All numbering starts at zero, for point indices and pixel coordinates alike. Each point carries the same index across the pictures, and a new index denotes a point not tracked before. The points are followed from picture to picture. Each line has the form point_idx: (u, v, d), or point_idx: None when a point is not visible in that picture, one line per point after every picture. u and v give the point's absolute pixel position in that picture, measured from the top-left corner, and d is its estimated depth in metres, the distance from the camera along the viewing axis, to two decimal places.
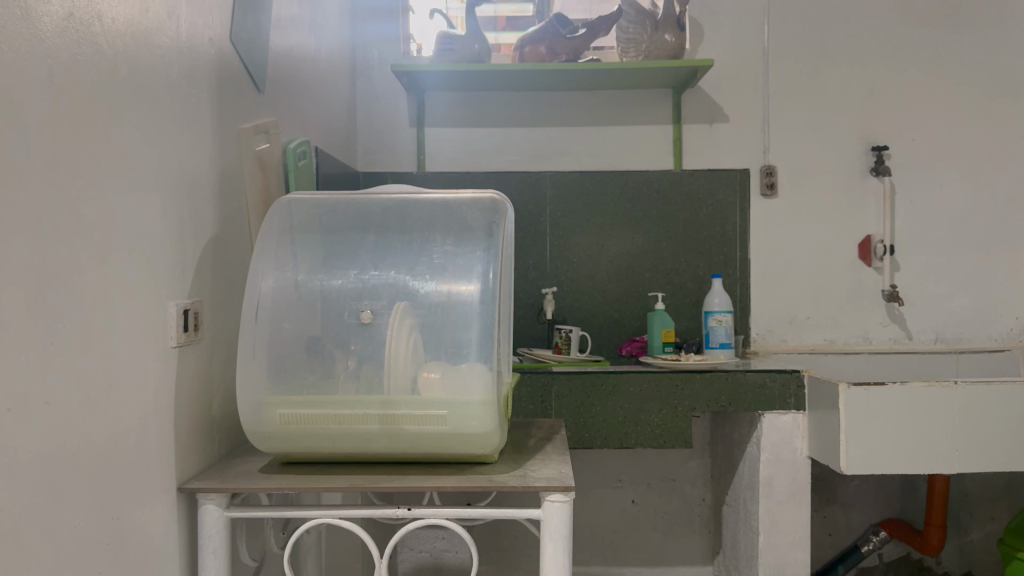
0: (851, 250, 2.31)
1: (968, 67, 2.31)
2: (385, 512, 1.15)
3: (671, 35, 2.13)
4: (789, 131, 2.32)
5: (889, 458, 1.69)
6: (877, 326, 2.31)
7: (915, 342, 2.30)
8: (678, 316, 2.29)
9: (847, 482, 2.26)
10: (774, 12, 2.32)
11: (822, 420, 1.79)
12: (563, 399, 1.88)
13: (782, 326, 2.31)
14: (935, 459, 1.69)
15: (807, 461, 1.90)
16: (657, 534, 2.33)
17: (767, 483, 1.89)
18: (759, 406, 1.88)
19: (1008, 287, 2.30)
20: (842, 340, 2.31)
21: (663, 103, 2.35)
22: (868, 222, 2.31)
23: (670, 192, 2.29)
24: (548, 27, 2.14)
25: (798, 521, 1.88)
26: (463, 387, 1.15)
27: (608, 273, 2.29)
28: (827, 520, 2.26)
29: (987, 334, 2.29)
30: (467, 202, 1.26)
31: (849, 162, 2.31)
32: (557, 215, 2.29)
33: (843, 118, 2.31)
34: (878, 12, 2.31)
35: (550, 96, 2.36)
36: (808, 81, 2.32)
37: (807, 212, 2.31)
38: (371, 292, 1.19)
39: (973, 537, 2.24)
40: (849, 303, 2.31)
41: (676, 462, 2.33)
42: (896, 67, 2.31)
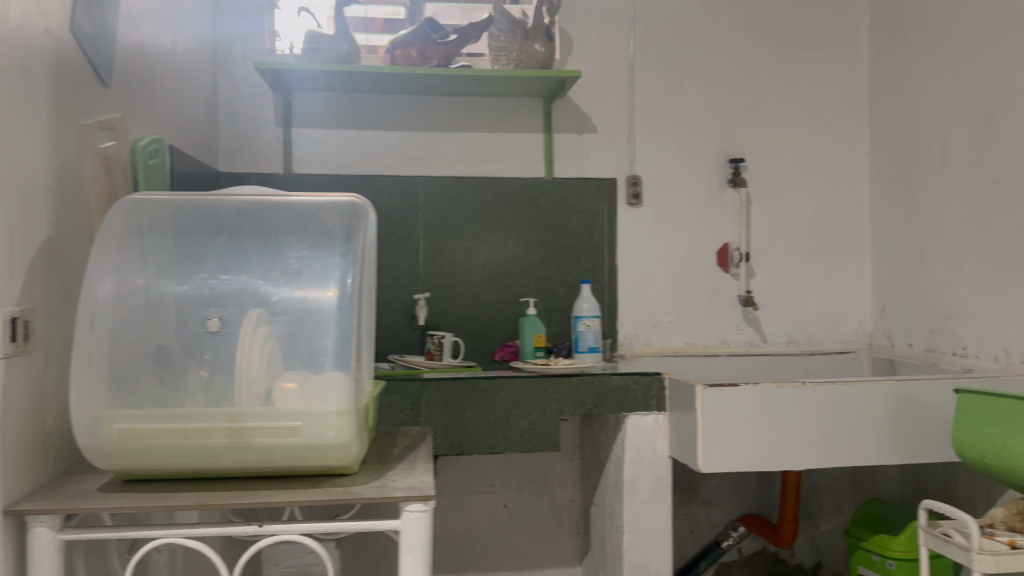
0: (711, 258, 2.42)
1: (816, 87, 2.46)
2: (236, 530, 1.10)
3: (541, 45, 2.16)
4: (653, 142, 2.40)
5: (743, 455, 1.77)
6: (734, 330, 2.42)
7: (769, 344, 2.43)
8: (549, 321, 2.32)
9: (708, 480, 2.35)
10: (639, 28, 2.39)
11: (681, 420, 1.86)
12: (433, 406, 1.86)
13: (647, 330, 2.39)
14: (785, 456, 1.78)
15: (668, 461, 1.96)
16: (528, 537, 2.35)
17: (631, 483, 1.95)
18: (623, 407, 1.94)
19: (852, 292, 2.46)
20: (702, 343, 2.41)
21: (534, 112, 2.37)
22: (726, 232, 2.42)
23: (541, 199, 2.32)
24: (419, 31, 2.14)
25: (658, 518, 1.95)
26: (319, 397, 1.12)
27: (480, 279, 2.29)
28: (689, 517, 2.35)
29: (834, 337, 2.45)
30: (325, 205, 1.23)
31: (709, 174, 2.42)
32: (430, 220, 2.28)
33: (703, 130, 2.42)
34: (735, 32, 2.43)
35: (421, 100, 2.34)
36: (671, 95, 2.40)
37: (671, 220, 2.40)
38: (220, 299, 1.14)
39: (823, 529, 2.37)
40: (709, 308, 2.41)
41: (546, 465, 2.36)
42: (751, 84, 2.44)
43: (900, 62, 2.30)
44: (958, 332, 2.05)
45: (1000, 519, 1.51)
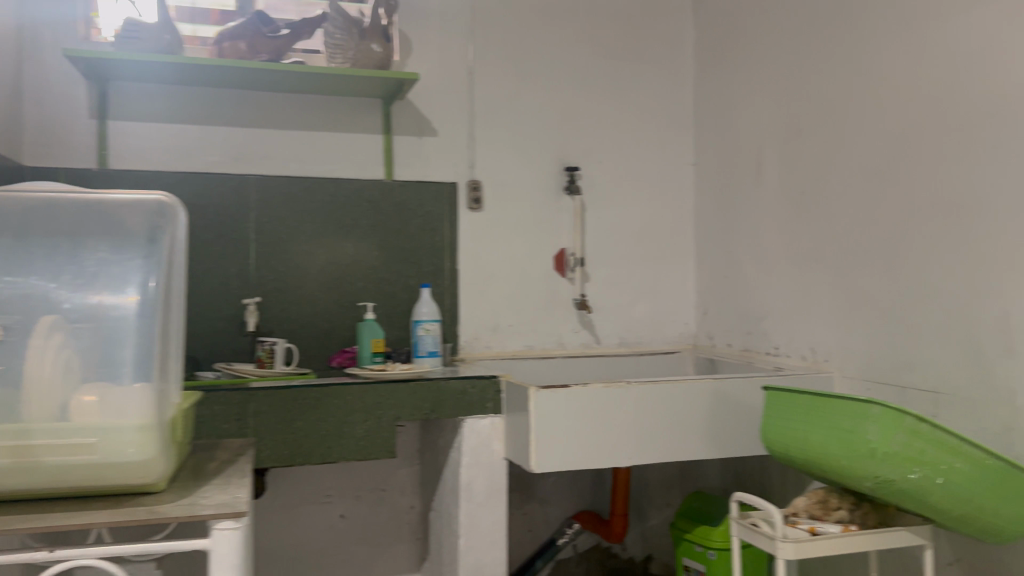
0: (548, 262, 2.47)
1: (646, 100, 2.57)
2: (20, 557, 1.00)
3: (378, 45, 2.13)
4: (492, 147, 2.42)
5: (574, 456, 1.82)
6: (570, 332, 2.49)
7: (602, 346, 2.51)
8: (389, 326, 2.28)
9: (545, 479, 2.40)
10: (478, 34, 2.41)
11: (515, 423, 1.89)
12: (261, 417, 1.79)
13: (487, 333, 2.40)
14: (614, 455, 1.84)
15: (504, 463, 1.98)
16: (365, 546, 2.30)
17: (467, 486, 1.95)
18: (459, 411, 1.94)
19: (678, 295, 2.59)
20: (541, 346, 2.46)
21: (373, 113, 2.33)
22: (562, 237, 2.48)
23: (380, 201, 2.29)
24: (248, 24, 2.06)
25: (494, 520, 1.97)
26: (119, 410, 1.04)
27: (317, 283, 2.23)
28: (527, 517, 2.38)
29: (661, 338, 2.57)
30: (128, 203, 1.16)
31: (546, 180, 2.47)
32: (263, 221, 2.19)
33: (540, 137, 2.47)
34: (570, 43, 2.51)
35: (254, 96, 2.24)
36: (509, 101, 2.44)
37: (509, 225, 2.43)
38: (3, 306, 1.04)
39: (652, 522, 2.47)
40: (546, 311, 2.47)
41: (385, 472, 2.32)
42: (586, 94, 2.51)
43: (721, 79, 2.44)
44: (771, 333, 2.20)
45: (803, 509, 1.61)
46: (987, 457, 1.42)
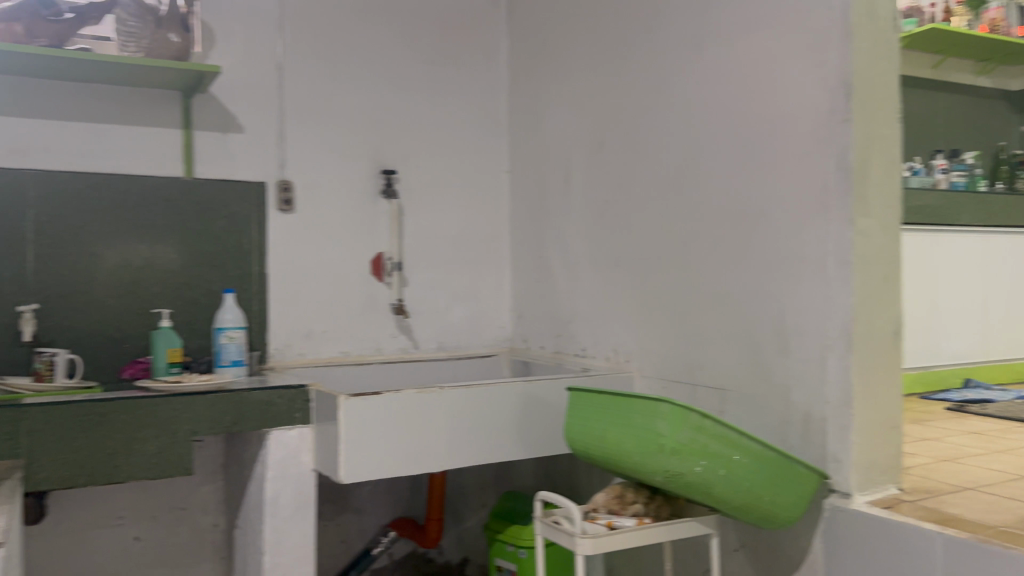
0: (363, 266, 2.43)
1: (462, 105, 2.59)
2: None
3: (176, 35, 2.01)
4: (304, 147, 2.34)
5: (385, 465, 1.79)
6: (387, 337, 2.46)
7: (419, 351, 2.50)
8: (190, 334, 2.15)
9: (359, 488, 2.35)
10: (287, 30, 2.32)
11: (324, 432, 1.83)
12: (35, 435, 1.62)
13: (299, 340, 2.32)
14: (425, 462, 1.83)
15: (312, 474, 1.91)
16: (163, 569, 2.15)
17: (273, 500, 1.87)
18: (264, 423, 1.85)
19: (494, 299, 2.62)
20: (356, 352, 2.41)
21: (172, 106, 2.17)
22: (378, 241, 2.45)
23: (181, 201, 2.16)
24: (24, 5, 1.87)
25: (302, 534, 1.90)
26: None
27: (107, 289, 2.06)
28: (340, 528, 2.32)
29: (478, 341, 2.59)
30: None
31: (361, 183, 2.42)
32: (42, 220, 1.99)
33: (354, 139, 2.42)
34: (384, 45, 2.48)
35: (33, 83, 2.03)
36: (322, 101, 2.37)
37: (323, 227, 2.36)
38: None
39: (468, 524, 2.49)
40: (361, 317, 2.42)
41: (186, 489, 2.18)
42: (401, 97, 2.49)
43: (533, 87, 2.50)
44: (579, 335, 2.28)
45: (602, 504, 1.67)
46: (762, 449, 1.53)
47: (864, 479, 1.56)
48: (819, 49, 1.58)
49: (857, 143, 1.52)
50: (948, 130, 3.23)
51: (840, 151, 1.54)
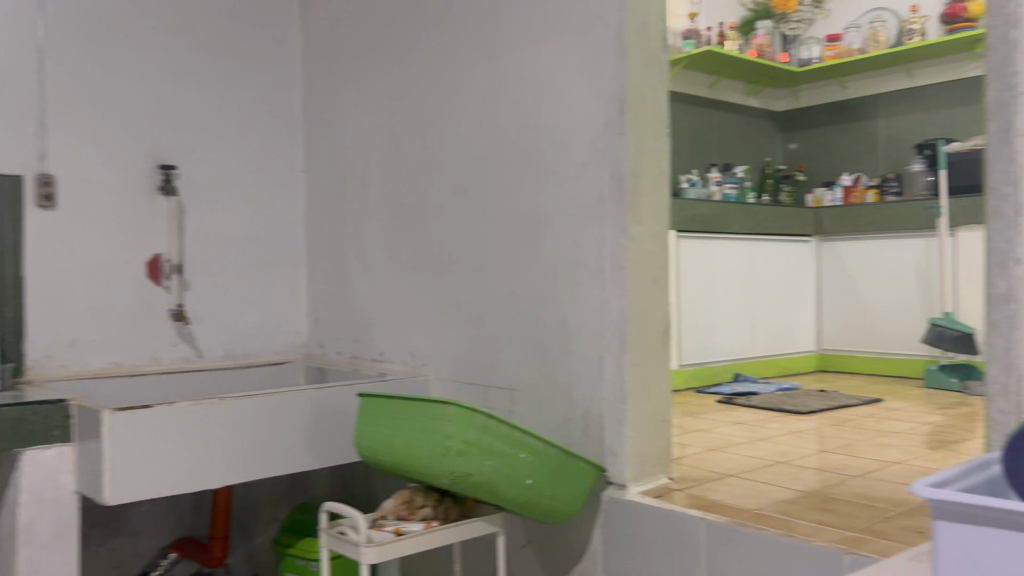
0: (139, 269, 2.27)
1: (252, 101, 2.49)
2: None
3: None
4: (71, 139, 2.15)
5: (157, 482, 1.67)
6: (166, 346, 2.32)
7: (203, 359, 2.38)
8: None
9: (135, 508, 2.21)
10: (50, 10, 2.12)
11: (87, 450, 1.68)
12: None
13: (63, 350, 2.13)
14: (203, 476, 1.73)
15: (75, 496, 1.76)
16: None
17: (27, 528, 1.68)
18: (16, 442, 1.69)
19: (288, 304, 2.55)
20: (130, 362, 2.25)
21: None
22: (156, 243, 2.31)
23: None
24: None
25: (64, 563, 1.72)
26: None
27: None
28: (113, 552, 2.16)
29: (270, 348, 2.51)
30: None
31: (135, 180, 2.27)
32: None
33: (130, 133, 2.25)
34: (165, 33, 2.33)
35: None
36: (92, 90, 2.19)
37: (93, 226, 2.19)
38: None
39: (259, 540, 2.40)
40: (137, 324, 2.27)
41: None
42: (184, 91, 2.36)
43: (328, 87, 2.45)
44: (376, 340, 2.26)
45: (390, 511, 1.64)
46: (545, 446, 1.52)
47: (638, 471, 1.64)
48: (594, 63, 1.65)
49: (629, 154, 1.61)
50: (723, 145, 3.52)
51: (614, 161, 1.62)
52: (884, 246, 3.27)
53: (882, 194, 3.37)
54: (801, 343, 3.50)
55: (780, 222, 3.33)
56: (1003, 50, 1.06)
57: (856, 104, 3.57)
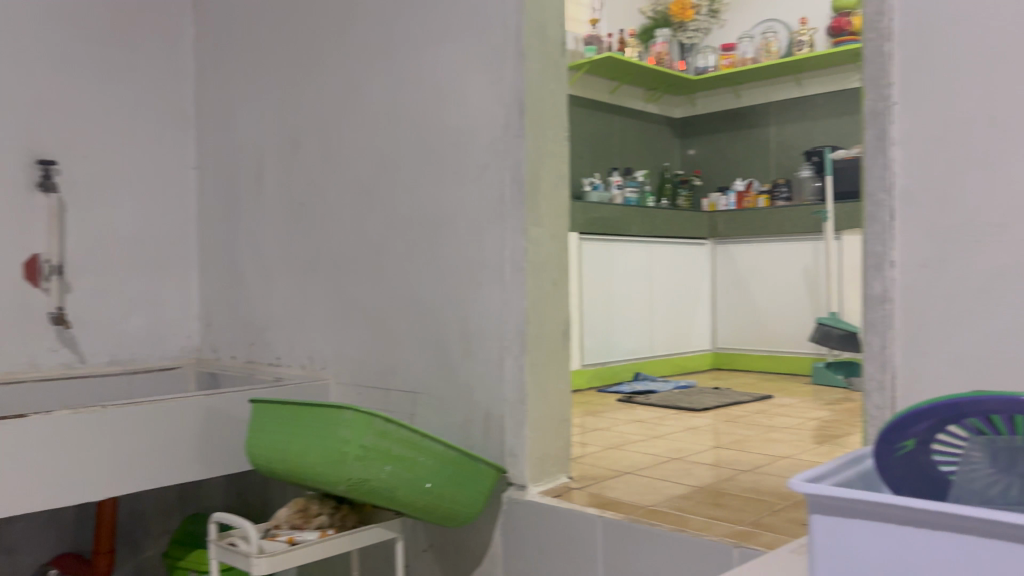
0: (15, 270, 2.14)
1: (139, 94, 2.38)
2: None
3: None
4: None
5: (32, 496, 1.57)
6: (46, 351, 2.19)
7: (86, 365, 2.26)
8: None
9: (12, 525, 2.08)
10: None
11: None
12: None
13: None
14: (84, 489, 1.64)
15: None
16: None
17: None
18: None
19: (179, 306, 2.45)
20: (5, 369, 2.11)
21: None
22: (34, 242, 2.17)
23: None
24: None
25: None
26: None
27: None
28: None
29: (159, 353, 2.41)
30: None
31: (11, 175, 2.12)
32: None
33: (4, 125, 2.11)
34: (44, 19, 2.19)
35: None
36: None
37: None
38: None
39: (147, 553, 2.30)
40: (13, 329, 2.13)
41: None
42: (65, 81, 2.23)
43: (222, 81, 2.36)
44: (273, 344, 2.20)
45: (284, 519, 1.59)
46: (444, 449, 1.52)
47: (537, 472, 1.65)
48: (495, 65, 1.65)
49: (528, 157, 1.62)
50: (623, 150, 3.60)
51: (514, 163, 1.63)
52: (774, 249, 3.41)
53: (773, 199, 3.51)
54: (697, 342, 3.62)
55: (678, 225, 3.42)
56: (879, 62, 1.11)
57: (748, 113, 3.72)
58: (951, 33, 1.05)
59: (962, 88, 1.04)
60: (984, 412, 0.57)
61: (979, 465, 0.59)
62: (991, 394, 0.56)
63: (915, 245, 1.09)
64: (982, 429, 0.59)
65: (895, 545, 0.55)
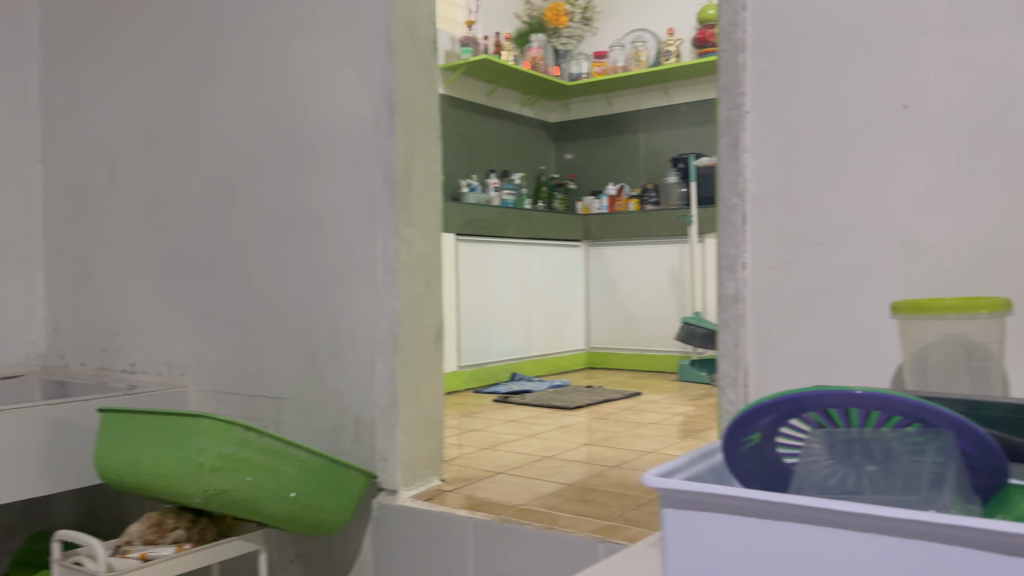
0: None
1: None
2: None
3: None
4: None
5: None
6: None
7: None
8: None
9: None
10: None
11: None
12: None
13: None
14: None
15: None
16: None
17: None
18: None
19: (22, 310, 2.27)
20: None
21: None
22: None
23: None
24: None
25: None
26: None
27: None
28: None
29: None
30: None
31: None
32: None
33: None
34: None
35: None
36: None
37: None
38: None
39: None
40: None
41: None
42: None
43: (72, 68, 2.21)
44: (128, 349, 2.08)
45: (136, 536, 1.50)
46: (310, 456, 1.48)
47: (408, 475, 1.63)
48: (365, 62, 1.62)
49: (399, 156, 1.60)
50: (500, 152, 3.63)
51: (385, 162, 1.60)
52: (643, 252, 3.53)
53: (642, 204, 3.63)
54: (571, 342, 3.70)
55: (553, 227, 3.48)
56: (732, 73, 1.17)
57: (619, 119, 3.84)
58: (792, 51, 1.12)
59: (805, 101, 1.11)
60: (821, 406, 0.58)
61: (818, 457, 0.62)
62: (826, 388, 0.57)
63: (765, 248, 1.15)
64: (822, 423, 0.61)
65: (734, 538, 0.58)
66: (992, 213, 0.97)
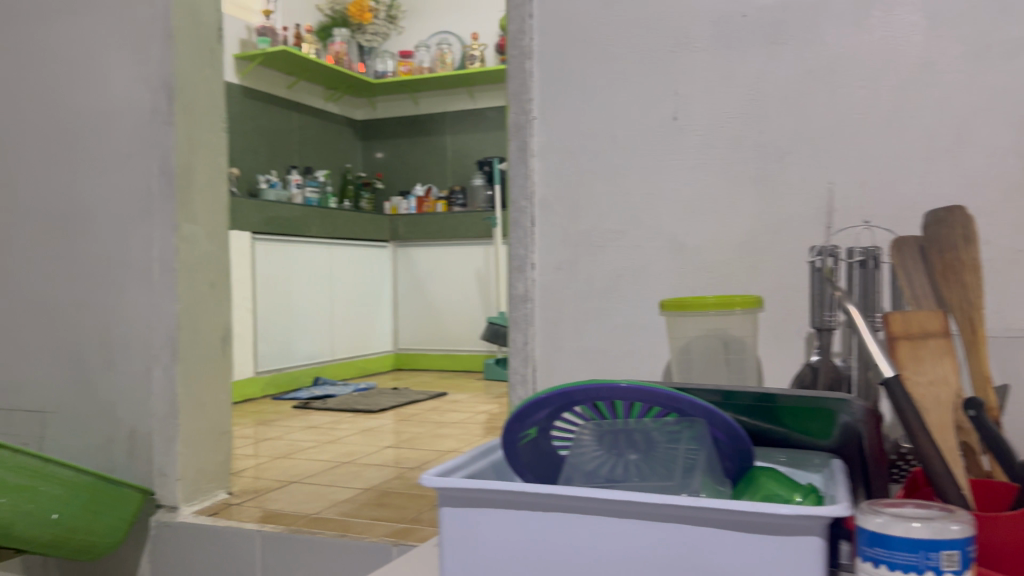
0: None
1: None
2: None
3: None
4: None
5: None
6: None
7: None
8: None
9: None
10: None
11: None
12: None
13: None
14: None
15: None
16: None
17: None
18: None
19: None
20: None
21: None
22: None
23: None
24: None
25: None
26: None
27: None
28: None
29: None
30: None
31: None
32: None
33: None
34: None
35: None
36: None
37: None
38: None
39: None
40: None
41: None
42: None
43: None
44: None
45: None
46: (75, 475, 1.34)
47: (190, 490, 1.53)
48: (138, 46, 1.51)
49: (178, 148, 1.50)
50: (302, 149, 3.52)
51: (162, 153, 1.49)
52: (450, 253, 3.56)
53: (449, 205, 3.65)
54: (378, 344, 3.66)
55: (359, 227, 3.42)
56: (519, 79, 1.19)
57: (426, 120, 3.84)
58: (570, 60, 1.17)
59: (583, 109, 1.16)
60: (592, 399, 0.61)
61: (587, 448, 0.64)
62: (596, 383, 0.60)
63: (550, 250, 1.19)
64: (594, 415, 0.64)
65: (509, 536, 0.58)
66: (745, 219, 1.07)
